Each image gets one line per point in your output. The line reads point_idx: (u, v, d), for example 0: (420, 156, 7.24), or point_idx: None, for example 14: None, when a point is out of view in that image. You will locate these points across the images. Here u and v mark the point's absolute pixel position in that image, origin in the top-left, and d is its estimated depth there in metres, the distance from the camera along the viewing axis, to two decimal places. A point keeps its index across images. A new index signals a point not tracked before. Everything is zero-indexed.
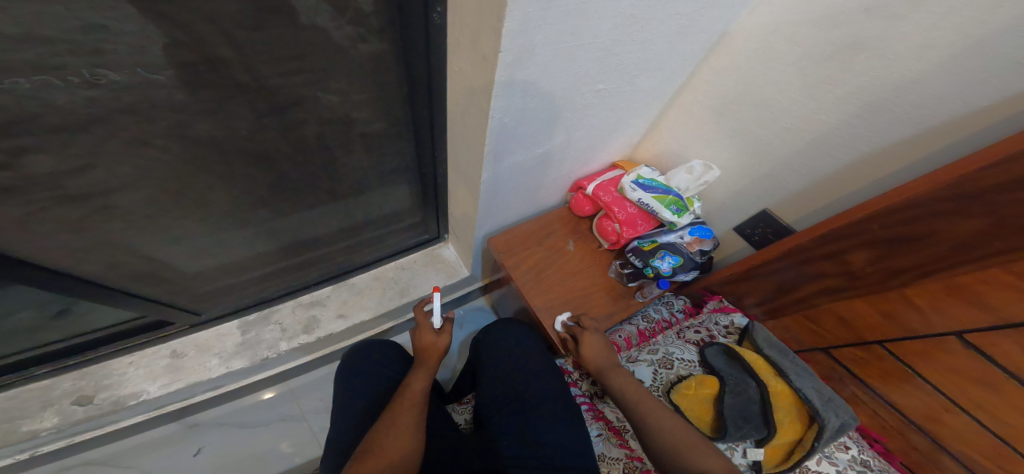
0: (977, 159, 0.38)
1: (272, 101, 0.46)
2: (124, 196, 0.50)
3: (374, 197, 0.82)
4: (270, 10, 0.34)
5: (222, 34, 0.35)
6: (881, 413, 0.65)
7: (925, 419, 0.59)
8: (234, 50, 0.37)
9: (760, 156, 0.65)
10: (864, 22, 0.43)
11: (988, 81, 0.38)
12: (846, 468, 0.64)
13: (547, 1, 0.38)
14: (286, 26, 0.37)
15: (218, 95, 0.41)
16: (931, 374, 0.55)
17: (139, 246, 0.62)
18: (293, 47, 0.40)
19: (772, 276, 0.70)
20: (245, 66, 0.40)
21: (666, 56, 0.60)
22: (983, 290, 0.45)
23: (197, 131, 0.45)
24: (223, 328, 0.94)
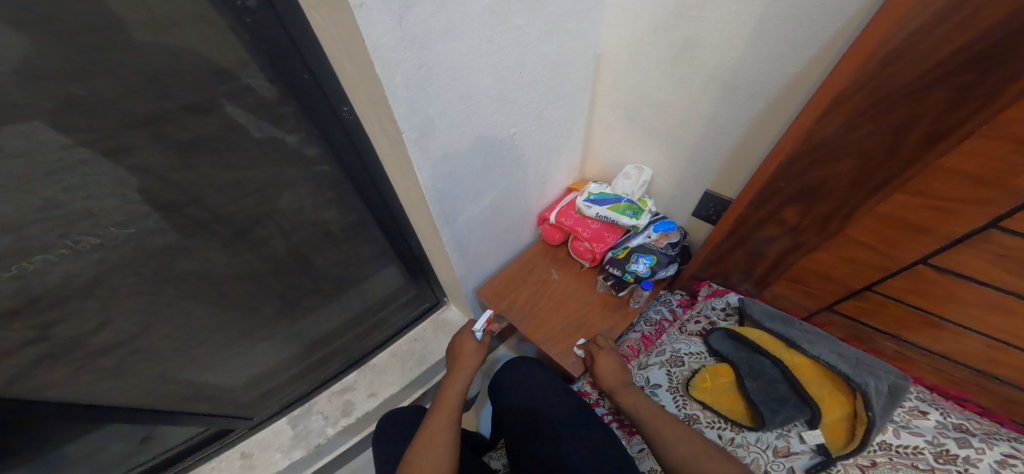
0: (831, 86, 0.41)
1: (233, 226, 0.60)
2: (156, 320, 0.63)
3: (371, 283, 0.95)
4: (203, 142, 0.48)
5: (176, 165, 0.48)
6: (943, 368, 0.60)
7: (982, 362, 0.55)
8: (192, 176, 0.50)
9: (677, 148, 0.71)
10: (680, 25, 0.54)
11: (784, 47, 0.47)
12: (936, 436, 0.58)
13: (422, 82, 0.47)
14: (223, 150, 0.51)
15: (187, 229, 0.55)
16: (950, 313, 0.51)
17: (179, 369, 0.74)
18: (228, 177, 0.53)
19: (744, 247, 0.68)
20: (205, 187, 0.53)
21: (563, 88, 0.68)
22: (926, 215, 0.43)
23: (181, 268, 0.59)
24: (276, 425, 1.03)
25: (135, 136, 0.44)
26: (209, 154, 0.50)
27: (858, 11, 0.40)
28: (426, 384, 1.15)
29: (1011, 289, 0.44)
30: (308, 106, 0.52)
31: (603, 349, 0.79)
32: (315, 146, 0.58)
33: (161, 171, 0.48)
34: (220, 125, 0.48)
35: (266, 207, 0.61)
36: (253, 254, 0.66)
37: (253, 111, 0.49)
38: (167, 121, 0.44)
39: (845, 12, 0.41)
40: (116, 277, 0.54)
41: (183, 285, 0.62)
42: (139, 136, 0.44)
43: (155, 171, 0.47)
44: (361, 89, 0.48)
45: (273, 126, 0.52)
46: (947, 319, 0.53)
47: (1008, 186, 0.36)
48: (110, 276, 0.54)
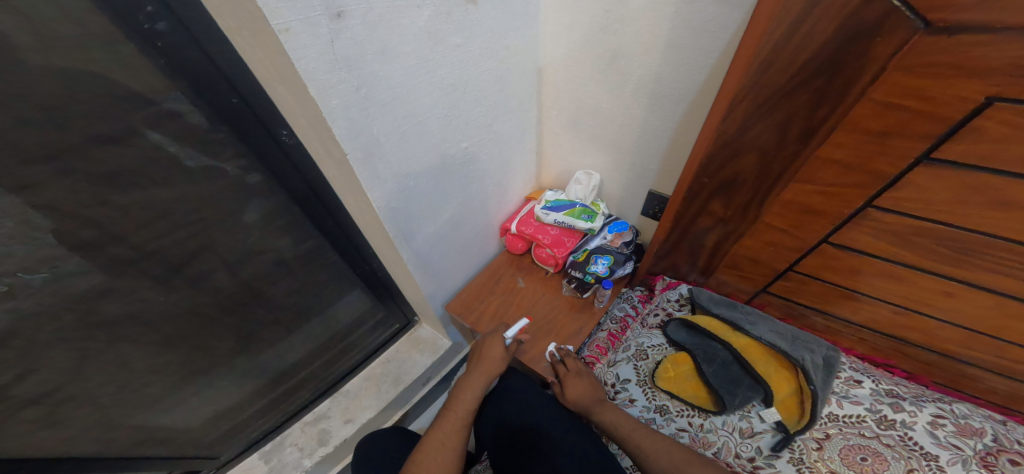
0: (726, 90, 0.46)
1: (167, 263, 0.58)
2: (97, 361, 0.61)
3: (336, 308, 0.94)
4: (130, 173, 0.48)
5: (98, 197, 0.48)
6: (870, 338, 0.66)
7: (894, 328, 0.61)
8: (117, 208, 0.50)
9: (620, 152, 0.76)
10: (607, 38, 0.59)
11: (690, 56, 0.52)
12: (873, 403, 0.64)
13: (363, 103, 0.49)
14: (154, 180, 0.50)
15: (115, 268, 0.54)
16: (862, 286, 0.57)
17: (127, 414, 0.71)
18: (155, 211, 0.53)
19: (686, 240, 0.73)
20: (138, 219, 0.52)
21: (508, 101, 0.72)
22: (825, 201, 0.49)
23: (105, 313, 0.57)
24: (246, 463, 0.99)
25: (42, 175, 0.43)
26: (130, 187, 0.49)
27: (740, 20, 0.46)
28: (404, 405, 1.14)
29: (904, 262, 0.49)
30: (242, 130, 0.53)
31: (570, 373, 0.78)
32: (255, 171, 0.58)
33: (72, 208, 0.47)
34: (140, 155, 0.48)
35: (206, 239, 0.60)
36: (194, 289, 0.65)
37: (181, 137, 0.49)
38: (80, 155, 0.44)
39: (732, 24, 0.47)
40: (36, 324, 0.52)
41: (120, 327, 0.60)
42: (46, 174, 0.43)
43: (67, 209, 0.46)
44: (298, 114, 0.49)
45: (202, 154, 0.52)
46: (859, 292, 0.59)
47: (878, 169, 0.42)
48: (24, 325, 0.51)
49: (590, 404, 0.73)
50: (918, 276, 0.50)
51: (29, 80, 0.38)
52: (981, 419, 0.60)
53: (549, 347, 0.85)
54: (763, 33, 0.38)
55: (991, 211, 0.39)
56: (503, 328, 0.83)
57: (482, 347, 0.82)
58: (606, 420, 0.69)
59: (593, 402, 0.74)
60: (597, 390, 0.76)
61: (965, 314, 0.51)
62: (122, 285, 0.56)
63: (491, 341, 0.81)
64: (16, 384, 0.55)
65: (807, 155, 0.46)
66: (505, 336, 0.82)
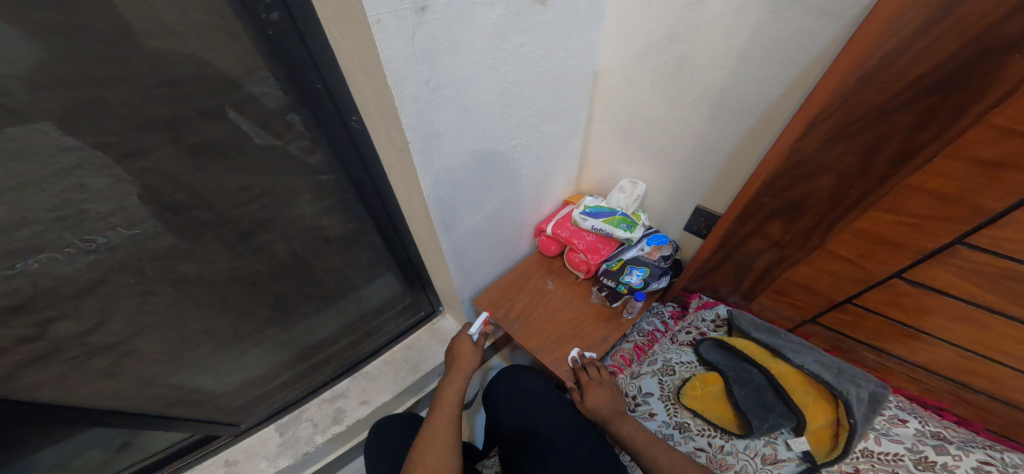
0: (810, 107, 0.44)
1: (236, 231, 0.61)
2: (152, 320, 0.64)
3: (366, 290, 0.96)
4: (213, 146, 0.50)
5: (184, 166, 0.50)
6: (922, 377, 0.63)
7: (954, 371, 0.58)
8: (196, 177, 0.52)
9: (670, 163, 0.74)
10: (673, 46, 0.58)
11: (765, 70, 0.51)
12: (914, 443, 0.60)
13: (430, 93, 0.50)
14: (232, 155, 0.52)
15: (190, 233, 0.57)
16: (926, 323, 0.54)
17: (171, 372, 0.74)
18: (237, 182, 0.55)
19: (732, 260, 0.71)
20: (212, 190, 0.54)
21: (561, 102, 0.71)
22: (899, 231, 0.47)
23: (180, 272, 0.61)
24: (263, 432, 1.01)
25: (151, 140, 0.46)
26: (221, 158, 0.52)
27: (835, 36, 0.43)
28: (418, 393, 1.15)
29: (977, 300, 0.47)
30: (320, 114, 0.55)
31: (592, 381, 0.78)
32: (323, 152, 0.60)
33: (174, 173, 0.50)
34: (231, 130, 0.50)
35: (270, 213, 0.63)
36: (254, 259, 0.68)
37: (263, 116, 0.51)
38: (184, 126, 0.47)
39: (822, 39, 0.44)
40: (117, 278, 0.55)
41: (181, 288, 0.63)
42: (155, 139, 0.46)
43: (168, 174, 0.49)
44: (372, 100, 0.51)
45: (279, 134, 0.54)
46: (920, 329, 0.56)
47: (971, 204, 0.40)
48: (110, 277, 0.55)
49: (607, 415, 0.73)
50: (992, 317, 0.47)
51: (156, 53, 0.40)
52: None
53: (571, 352, 0.83)
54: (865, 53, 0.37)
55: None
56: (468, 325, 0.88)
57: (454, 347, 0.86)
58: (621, 431, 0.69)
59: (611, 413, 0.73)
60: (617, 401, 0.76)
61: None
62: (195, 248, 0.59)
63: (460, 342, 0.86)
64: (91, 331, 0.59)
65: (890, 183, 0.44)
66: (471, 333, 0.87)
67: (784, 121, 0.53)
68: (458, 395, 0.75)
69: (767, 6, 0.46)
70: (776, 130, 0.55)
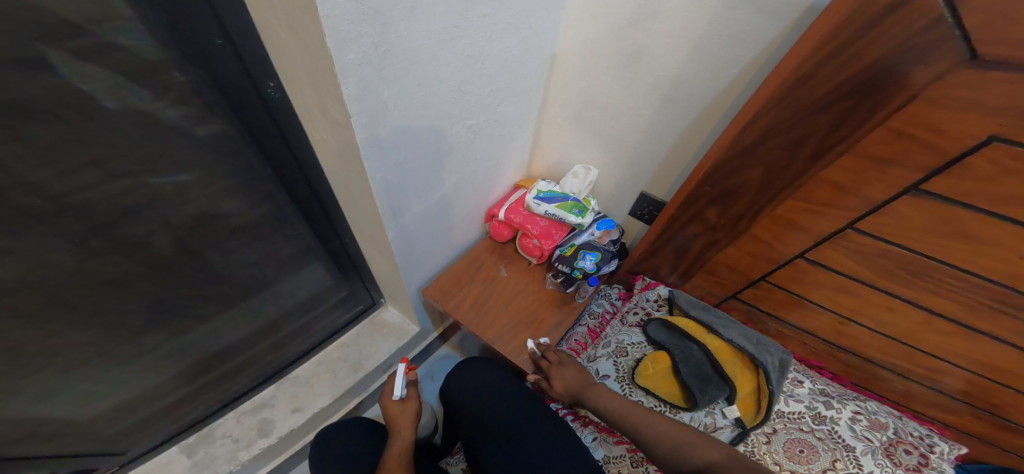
0: (752, 102, 0.48)
1: (91, 221, 0.49)
2: None
3: (286, 285, 0.86)
4: (52, 108, 0.38)
5: (10, 140, 0.38)
6: (809, 342, 0.76)
7: (834, 335, 0.70)
8: (30, 156, 0.39)
9: (620, 150, 0.77)
10: (633, 34, 0.59)
11: (716, 68, 0.54)
12: (811, 401, 0.73)
13: (378, 60, 0.44)
14: (88, 120, 0.41)
15: (18, 227, 0.43)
16: (817, 295, 0.65)
17: (7, 402, 0.59)
18: (89, 158, 0.43)
19: (671, 244, 0.78)
20: (52, 173, 0.42)
21: (517, 82, 0.69)
22: (803, 219, 0.55)
23: (5, 277, 0.46)
24: (162, 458, 0.90)
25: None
26: (60, 124, 0.39)
27: (778, 36, 0.47)
28: (359, 393, 1.12)
29: (862, 279, 0.57)
30: (219, 73, 0.46)
31: (555, 365, 0.81)
32: (220, 121, 0.51)
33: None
34: (73, 87, 0.38)
35: (147, 197, 0.51)
36: (121, 256, 0.55)
37: (134, 74, 0.41)
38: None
39: (765, 39, 0.48)
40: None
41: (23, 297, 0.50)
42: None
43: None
44: (299, 64, 0.43)
45: (155, 97, 0.44)
46: (814, 301, 0.67)
47: (865, 195, 0.47)
48: None
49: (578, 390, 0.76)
50: (869, 290, 0.58)
51: None
52: (885, 415, 0.72)
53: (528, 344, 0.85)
54: (803, 58, 0.41)
55: (958, 243, 0.45)
56: (390, 390, 0.92)
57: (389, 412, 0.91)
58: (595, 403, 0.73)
59: (581, 390, 0.76)
60: (587, 377, 0.79)
61: (896, 326, 0.60)
62: (33, 246, 0.46)
63: (389, 404, 0.91)
64: None
65: (808, 175, 0.50)
66: (394, 394, 0.92)
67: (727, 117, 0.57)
68: (406, 443, 0.80)
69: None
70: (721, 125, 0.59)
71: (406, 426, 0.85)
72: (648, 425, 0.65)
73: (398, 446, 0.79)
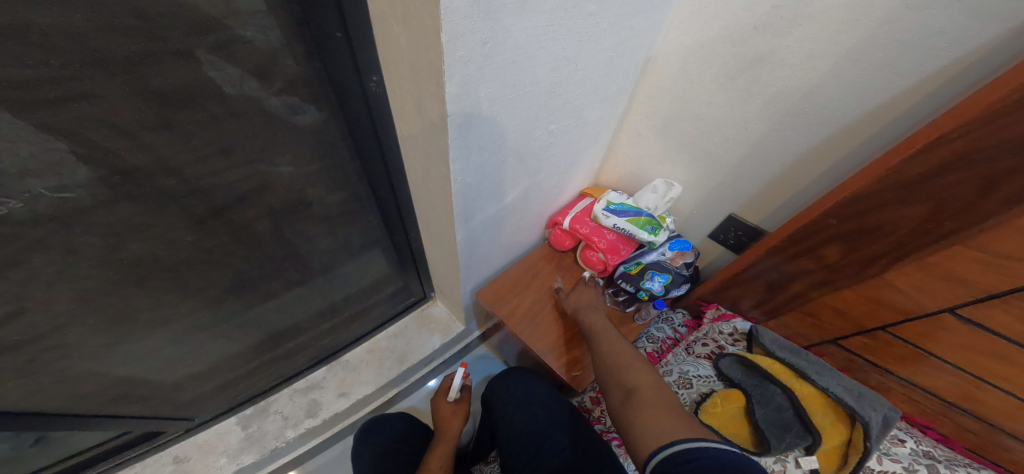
0: (930, 130, 0.40)
1: (201, 207, 0.49)
2: (83, 318, 0.53)
3: (350, 271, 0.86)
4: (177, 104, 0.37)
5: (136, 137, 0.38)
6: (918, 398, 0.64)
7: (959, 397, 0.58)
8: (152, 153, 0.40)
9: (713, 166, 0.69)
10: (757, 37, 0.50)
11: (874, 82, 0.45)
12: (911, 462, 0.61)
13: (483, 58, 0.40)
14: (206, 119, 0.40)
15: (149, 208, 0.45)
16: (951, 354, 0.54)
17: (110, 366, 0.64)
18: (218, 144, 0.43)
19: (760, 277, 0.69)
20: (169, 169, 0.43)
21: (605, 87, 0.62)
22: (956, 267, 0.46)
23: (130, 252, 0.49)
24: (221, 427, 0.97)
25: (101, 85, 0.32)
26: (197, 112, 0.39)
27: (989, 42, 0.36)
28: (401, 383, 1.13)
29: (1015, 339, 0.46)
30: (332, 67, 0.43)
31: (586, 285, 0.87)
32: (320, 112, 0.49)
33: (130, 126, 0.37)
34: (198, 83, 0.37)
35: (253, 186, 0.52)
36: (214, 246, 0.57)
37: (252, 73, 0.39)
38: (150, 67, 0.33)
39: (970, 43, 0.37)
40: (41, 262, 0.43)
41: (128, 278, 0.52)
42: (112, 86, 0.33)
43: (113, 130, 0.36)
44: (404, 58, 0.40)
45: (268, 92, 0.42)
46: (939, 357, 0.56)
47: None
48: (31, 271, 0.43)
49: (580, 305, 0.82)
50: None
51: None
52: None
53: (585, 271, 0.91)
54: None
55: None
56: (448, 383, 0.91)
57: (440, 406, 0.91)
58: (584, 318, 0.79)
59: (586, 306, 0.81)
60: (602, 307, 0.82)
61: None
62: (142, 234, 0.48)
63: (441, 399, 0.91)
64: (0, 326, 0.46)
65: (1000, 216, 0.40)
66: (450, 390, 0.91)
67: (885, 142, 0.48)
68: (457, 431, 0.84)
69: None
70: (873, 150, 0.50)
71: (462, 414, 0.89)
72: (612, 350, 0.69)
73: (454, 423, 0.86)
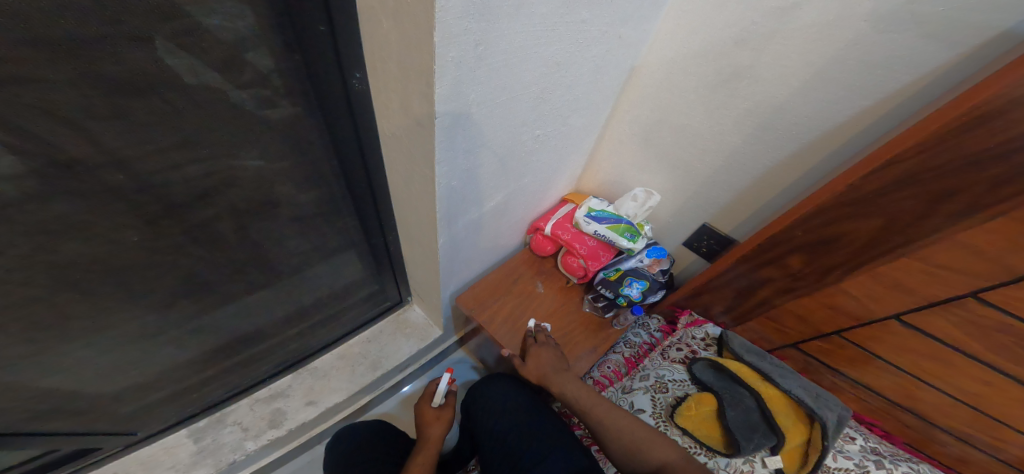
0: (887, 150, 0.43)
1: (159, 203, 0.46)
2: (12, 322, 0.47)
3: (323, 274, 0.82)
4: (135, 90, 0.34)
5: (84, 124, 0.34)
6: (864, 396, 0.69)
7: (900, 395, 0.64)
8: (103, 141, 0.36)
9: (689, 176, 0.72)
10: (736, 53, 0.53)
11: (840, 102, 0.48)
12: (862, 459, 0.67)
13: (475, 60, 0.40)
14: (168, 107, 0.37)
15: (92, 204, 0.41)
16: (896, 357, 0.59)
17: (41, 376, 0.58)
18: (179, 137, 0.40)
19: (730, 284, 0.73)
20: (124, 160, 0.39)
21: (591, 94, 0.63)
22: (903, 276, 0.50)
23: (71, 251, 0.44)
24: (171, 439, 0.89)
25: (43, 69, 0.29)
26: (157, 101, 0.36)
27: (943, 64, 0.40)
28: (372, 391, 1.10)
29: (950, 343, 0.51)
30: (312, 59, 0.41)
31: (541, 344, 0.81)
32: (297, 106, 0.46)
33: (79, 112, 0.33)
34: (160, 67, 0.34)
35: (218, 183, 0.48)
36: (173, 244, 0.53)
37: (223, 61, 0.37)
38: (104, 50, 0.30)
39: (924, 68, 0.41)
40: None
41: (68, 279, 0.47)
42: (55, 69, 0.30)
43: (61, 115, 0.33)
44: (392, 56, 0.39)
45: (241, 82, 0.39)
46: (884, 359, 0.61)
47: (1002, 264, 0.42)
48: None
49: (546, 374, 0.77)
50: (960, 357, 0.52)
51: None
52: None
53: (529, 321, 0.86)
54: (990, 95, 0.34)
55: None
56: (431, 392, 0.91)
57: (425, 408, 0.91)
58: (563, 391, 0.75)
59: (553, 372, 0.77)
60: (563, 362, 0.79)
61: (980, 397, 0.53)
62: (88, 228, 0.43)
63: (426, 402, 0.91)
64: None
65: (946, 229, 0.44)
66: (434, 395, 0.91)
67: (845, 158, 0.52)
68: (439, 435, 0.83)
69: (874, 22, 0.41)
70: (834, 166, 0.54)
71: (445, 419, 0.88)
72: (615, 424, 0.70)
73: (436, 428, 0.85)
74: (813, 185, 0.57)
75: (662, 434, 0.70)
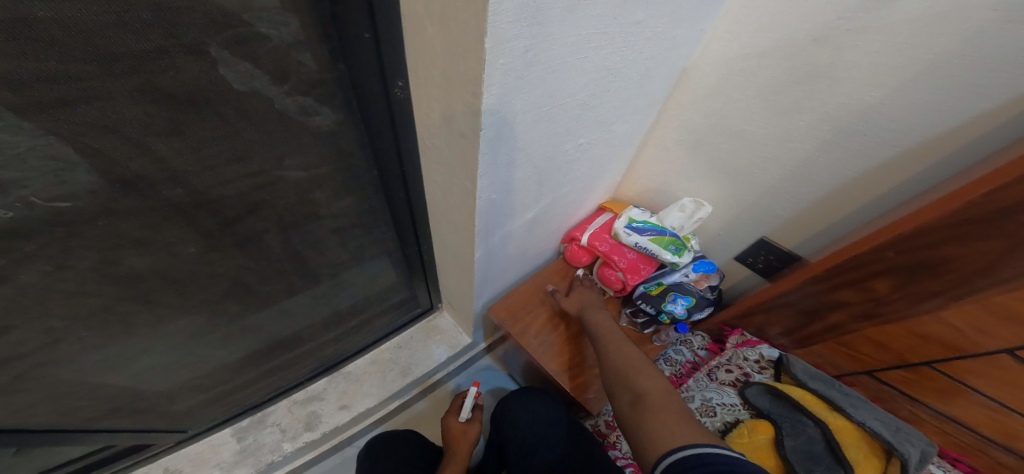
0: (1016, 164, 0.36)
1: (212, 219, 0.46)
2: (74, 334, 0.49)
3: (357, 282, 0.82)
4: (186, 109, 0.33)
5: (138, 145, 0.34)
6: (952, 431, 0.59)
7: (999, 433, 0.54)
8: (156, 162, 0.36)
9: (745, 185, 0.66)
10: (814, 50, 0.47)
11: (948, 105, 0.42)
12: None
13: (524, 65, 0.36)
14: (216, 125, 0.36)
15: (147, 222, 0.41)
16: (996, 390, 0.50)
17: (103, 380, 0.60)
18: (228, 153, 0.40)
19: (792, 304, 0.67)
20: (176, 180, 0.39)
21: (640, 97, 0.58)
22: (1020, 306, 0.42)
23: (130, 265, 0.45)
24: (215, 438, 0.93)
25: (101, 89, 0.28)
26: (208, 118, 0.35)
27: None
28: (403, 396, 1.10)
29: None
30: (356, 69, 0.40)
31: (585, 286, 0.85)
32: (337, 115, 0.45)
33: (133, 134, 0.33)
34: (208, 85, 0.33)
35: (264, 197, 0.48)
36: (222, 258, 0.54)
37: (268, 75, 0.35)
38: (161, 66, 0.29)
39: None
40: (29, 277, 0.39)
41: (124, 292, 0.48)
42: (115, 88, 0.29)
43: (120, 137, 0.32)
44: (439, 65, 0.37)
45: (285, 97, 0.38)
46: (982, 392, 0.52)
47: None
48: (16, 287, 0.39)
49: (585, 307, 0.80)
50: None
51: None
52: None
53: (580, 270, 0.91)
54: None
55: None
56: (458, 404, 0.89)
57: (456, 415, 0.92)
58: (590, 319, 0.76)
59: (589, 306, 0.79)
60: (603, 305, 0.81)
61: None
62: (141, 246, 0.44)
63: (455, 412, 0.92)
64: None
65: None
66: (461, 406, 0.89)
67: (956, 169, 0.45)
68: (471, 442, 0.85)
69: (1005, 13, 0.34)
70: (940, 177, 0.47)
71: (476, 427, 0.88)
72: (618, 352, 0.67)
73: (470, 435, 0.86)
74: (912, 198, 0.50)
75: (655, 366, 0.63)
